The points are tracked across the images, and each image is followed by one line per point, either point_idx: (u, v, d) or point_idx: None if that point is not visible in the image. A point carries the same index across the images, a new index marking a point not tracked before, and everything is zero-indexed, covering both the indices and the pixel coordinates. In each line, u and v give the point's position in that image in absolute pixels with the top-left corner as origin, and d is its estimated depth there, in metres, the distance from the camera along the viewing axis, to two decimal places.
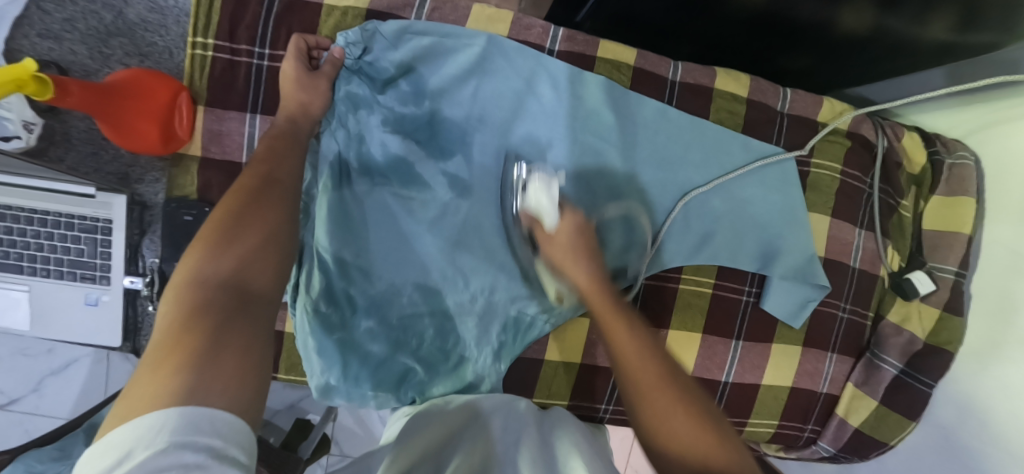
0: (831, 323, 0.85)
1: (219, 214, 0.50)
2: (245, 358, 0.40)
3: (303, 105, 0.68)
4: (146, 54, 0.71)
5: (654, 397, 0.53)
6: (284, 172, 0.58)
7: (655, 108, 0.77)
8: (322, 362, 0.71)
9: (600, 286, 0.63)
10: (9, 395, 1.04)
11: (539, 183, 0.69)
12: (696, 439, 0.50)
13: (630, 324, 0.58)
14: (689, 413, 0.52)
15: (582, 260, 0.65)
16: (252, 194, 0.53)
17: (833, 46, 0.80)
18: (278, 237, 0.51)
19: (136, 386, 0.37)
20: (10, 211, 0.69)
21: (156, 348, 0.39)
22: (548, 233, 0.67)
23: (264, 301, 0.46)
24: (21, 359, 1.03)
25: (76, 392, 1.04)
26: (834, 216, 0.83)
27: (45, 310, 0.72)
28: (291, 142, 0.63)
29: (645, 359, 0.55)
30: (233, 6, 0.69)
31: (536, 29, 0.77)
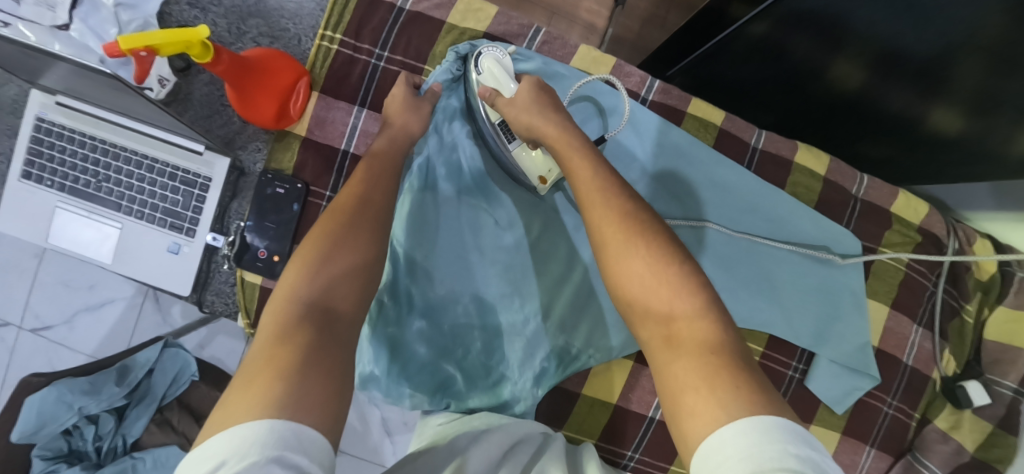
0: (873, 416, 0.83)
1: (314, 237, 0.56)
2: (327, 379, 0.46)
3: (405, 124, 0.70)
4: (277, 38, 0.77)
5: (631, 269, 0.51)
6: (380, 193, 0.62)
7: (735, 171, 0.79)
8: (371, 352, 0.75)
9: (570, 132, 0.63)
10: (44, 322, 1.09)
11: (492, 60, 0.70)
12: (664, 301, 0.50)
13: (603, 179, 0.57)
14: (664, 274, 0.51)
15: (550, 111, 0.65)
16: (346, 218, 0.58)
17: (919, 143, 0.79)
18: (363, 262, 0.56)
19: (235, 393, 0.44)
20: (122, 153, 0.74)
21: (256, 363, 0.46)
22: (509, 98, 0.67)
23: (348, 323, 0.52)
24: (65, 289, 1.09)
25: (105, 330, 1.10)
26: (892, 307, 0.83)
27: (127, 249, 0.76)
28: (385, 162, 0.65)
29: (604, 191, 0.56)
30: (364, 10, 0.75)
31: (635, 78, 0.80)
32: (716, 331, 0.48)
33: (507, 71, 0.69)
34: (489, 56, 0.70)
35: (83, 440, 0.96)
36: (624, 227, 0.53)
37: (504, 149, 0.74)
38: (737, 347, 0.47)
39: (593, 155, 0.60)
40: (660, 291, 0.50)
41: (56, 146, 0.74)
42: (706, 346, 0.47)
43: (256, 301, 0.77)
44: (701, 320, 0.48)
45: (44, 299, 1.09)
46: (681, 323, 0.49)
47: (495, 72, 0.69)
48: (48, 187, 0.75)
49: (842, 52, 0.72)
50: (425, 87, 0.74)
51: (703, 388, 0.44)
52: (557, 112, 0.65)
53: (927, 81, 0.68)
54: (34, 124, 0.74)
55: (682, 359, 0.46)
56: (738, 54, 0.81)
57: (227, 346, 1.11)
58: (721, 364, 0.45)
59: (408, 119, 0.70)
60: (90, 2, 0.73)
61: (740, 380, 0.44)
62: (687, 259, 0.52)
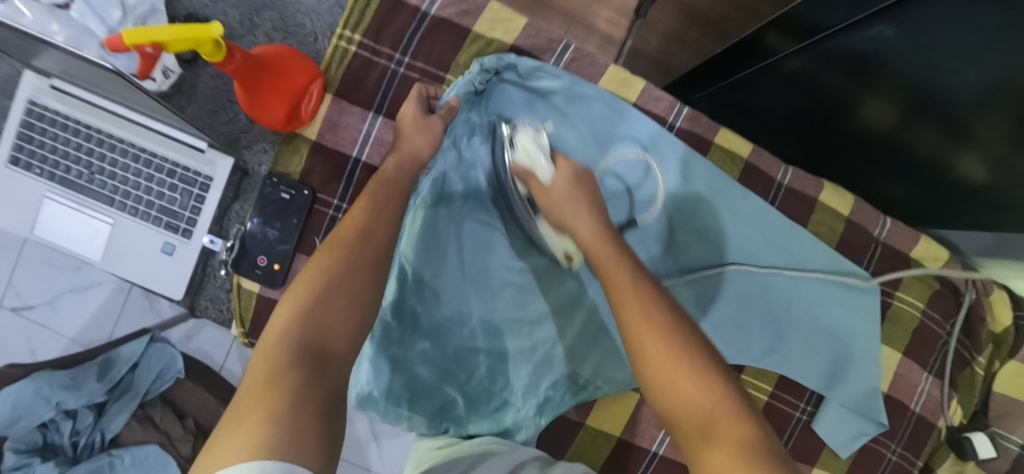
0: (876, 462, 0.82)
1: (314, 268, 0.53)
2: (320, 427, 0.43)
3: (413, 147, 0.66)
4: (292, 33, 0.73)
5: (676, 375, 0.48)
6: (382, 225, 0.59)
7: (759, 206, 0.76)
8: (370, 372, 0.71)
9: (605, 239, 0.59)
10: (25, 300, 1.03)
11: (529, 138, 0.66)
12: (701, 402, 0.47)
13: (642, 290, 0.54)
14: (704, 385, 0.48)
15: (583, 208, 0.62)
16: (345, 251, 0.55)
17: (946, 190, 0.77)
18: (363, 294, 0.53)
19: (220, 437, 0.40)
20: (119, 145, 0.70)
21: (241, 407, 0.43)
22: (544, 185, 0.64)
23: (341, 364, 0.49)
24: (49, 269, 1.03)
25: (88, 314, 1.04)
26: (904, 354, 0.82)
27: (119, 247, 0.71)
28: (389, 184, 0.62)
29: (644, 297, 0.53)
30: (387, 11, 0.71)
31: (664, 102, 0.76)
32: (760, 437, 0.45)
33: (542, 146, 0.66)
34: (525, 133, 0.67)
35: (59, 434, 0.92)
36: (659, 331, 0.50)
37: (529, 220, 0.71)
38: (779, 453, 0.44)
39: (632, 263, 0.57)
40: (689, 384, 0.48)
41: (47, 132, 0.70)
42: (746, 448, 0.43)
43: (252, 309, 0.73)
44: (745, 428, 0.45)
45: (27, 277, 1.03)
46: (721, 429, 0.46)
47: (531, 152, 0.65)
48: (36, 175, 0.70)
49: (874, 92, 0.70)
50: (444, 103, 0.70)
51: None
52: (593, 205, 0.63)
53: (955, 130, 0.66)
54: (26, 107, 0.69)
55: (719, 455, 0.44)
56: (769, 87, 0.79)
57: (215, 338, 1.02)
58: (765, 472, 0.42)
59: (417, 140, 0.66)
60: None
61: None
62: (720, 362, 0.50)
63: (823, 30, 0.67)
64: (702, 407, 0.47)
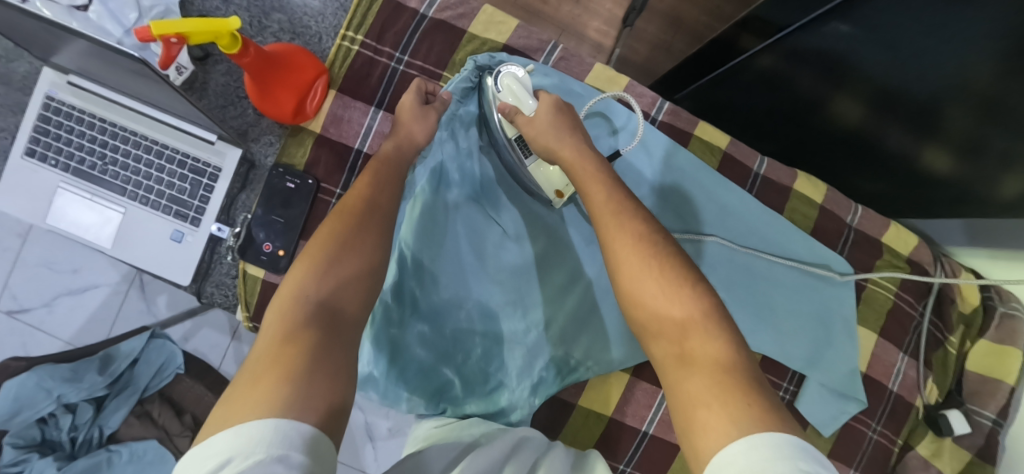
0: (858, 441, 0.85)
1: (321, 238, 0.56)
2: (333, 381, 0.46)
3: (410, 133, 0.69)
4: (299, 34, 0.78)
5: (645, 285, 0.53)
6: (386, 198, 0.62)
7: (739, 194, 0.81)
8: (371, 353, 0.75)
9: (587, 156, 0.63)
10: (21, 304, 1.06)
11: (511, 79, 0.70)
12: (674, 312, 0.51)
13: (615, 190, 0.59)
14: (677, 291, 0.52)
15: (565, 133, 0.65)
16: (354, 221, 0.58)
17: (914, 182, 0.81)
18: (370, 264, 0.57)
19: (240, 389, 0.44)
20: (133, 137, 0.74)
21: (260, 362, 0.46)
22: (527, 116, 0.68)
23: (351, 325, 0.52)
24: (46, 272, 1.06)
25: (85, 316, 1.07)
26: (880, 335, 0.86)
27: (129, 234, 0.74)
28: (390, 164, 0.65)
29: (608, 190, 0.59)
30: (388, 13, 0.77)
31: (646, 98, 0.81)
32: (729, 351, 0.49)
33: (525, 88, 0.70)
34: (507, 74, 0.71)
35: (58, 430, 0.92)
36: (631, 233, 0.55)
37: (522, 165, 0.76)
38: (751, 368, 0.49)
39: (610, 178, 0.61)
40: (666, 301, 0.52)
41: (64, 125, 0.73)
42: (721, 366, 0.48)
43: (257, 295, 0.76)
44: (714, 340, 0.49)
45: (23, 280, 1.05)
46: (694, 342, 0.50)
47: (515, 95, 0.70)
48: (51, 167, 0.74)
49: (844, 89, 0.76)
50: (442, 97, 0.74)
51: (715, 404, 0.45)
52: (575, 133, 0.66)
53: (921, 123, 0.72)
54: (43, 102, 0.73)
55: (694, 378, 0.48)
56: (746, 85, 0.84)
57: (211, 340, 1.08)
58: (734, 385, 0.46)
59: (414, 128, 0.70)
60: None
61: (750, 397, 0.45)
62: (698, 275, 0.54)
63: (790, 27, 0.74)
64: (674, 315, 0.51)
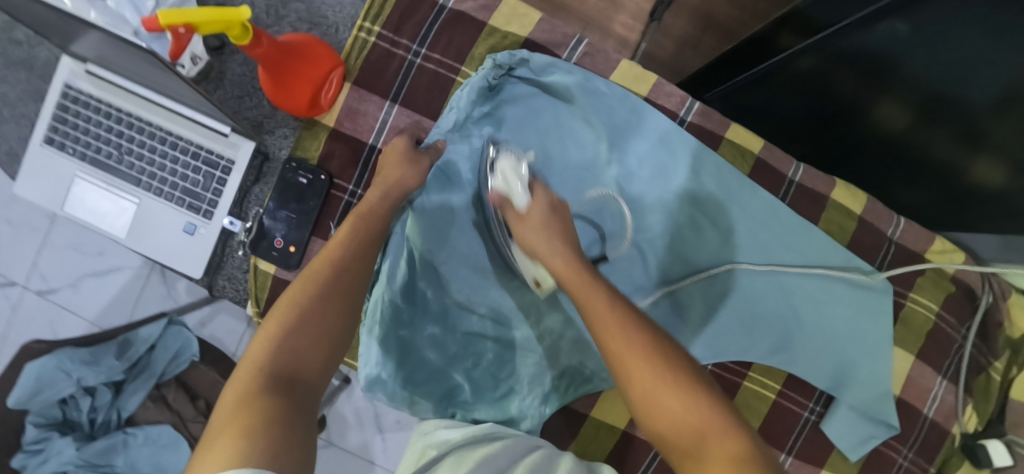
0: (887, 467, 0.81)
1: (285, 305, 0.53)
2: (291, 442, 0.43)
3: (400, 178, 0.67)
4: (316, 24, 0.76)
5: (659, 395, 0.48)
6: (358, 253, 0.59)
7: (771, 203, 0.76)
8: (379, 355, 0.72)
9: (576, 265, 0.58)
10: (49, 284, 1.09)
11: (510, 163, 0.66)
12: (688, 417, 0.47)
13: (625, 314, 0.52)
14: (670, 382, 0.48)
15: (557, 236, 0.60)
16: (320, 280, 0.56)
17: (960, 195, 0.76)
18: (336, 325, 0.54)
19: (195, 463, 0.41)
20: (148, 128, 0.73)
21: (213, 434, 0.43)
22: (520, 211, 0.63)
23: (313, 390, 0.50)
24: (74, 253, 1.08)
25: (108, 298, 1.09)
26: (918, 357, 0.80)
27: (143, 225, 0.74)
28: (372, 217, 0.63)
29: (620, 319, 0.52)
30: (406, 4, 0.74)
31: (675, 97, 0.76)
32: (747, 446, 0.44)
33: (520, 170, 0.66)
34: (507, 158, 0.67)
35: (78, 411, 0.94)
36: (629, 335, 0.50)
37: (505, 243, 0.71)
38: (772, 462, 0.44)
39: (597, 278, 0.56)
40: (667, 393, 0.48)
41: (81, 114, 0.73)
42: (737, 460, 0.43)
43: (267, 290, 0.76)
44: (731, 438, 0.45)
45: (52, 261, 1.08)
46: (712, 446, 0.45)
47: (509, 179, 0.65)
48: (69, 155, 0.74)
49: (887, 94, 0.70)
50: (428, 143, 0.72)
51: None
52: (564, 235, 0.61)
53: (971, 134, 0.67)
54: (61, 91, 0.72)
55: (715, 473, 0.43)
56: (783, 87, 0.78)
57: (228, 326, 1.07)
58: None
59: (404, 174, 0.67)
60: None
61: None
62: (699, 373, 0.50)
63: (835, 28, 0.67)
64: (688, 421, 0.46)
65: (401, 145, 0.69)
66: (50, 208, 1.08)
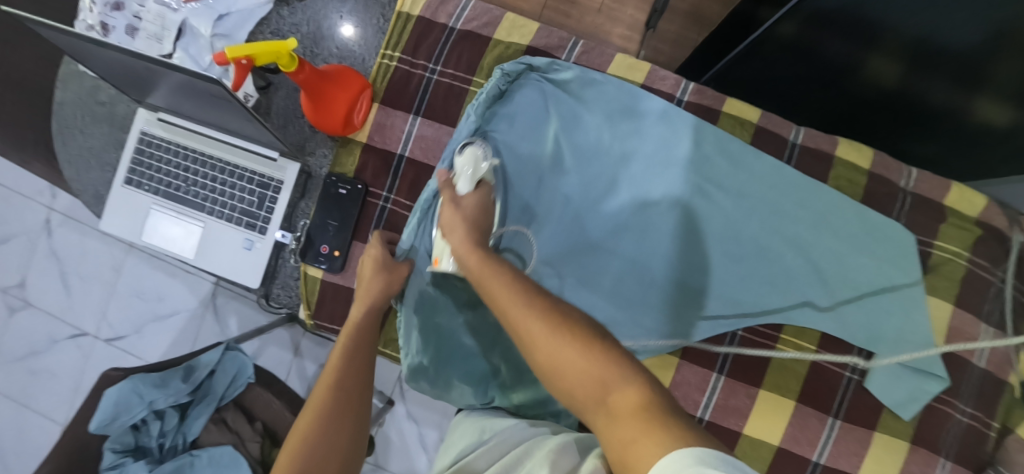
0: (944, 423, 0.79)
1: (298, 434, 0.62)
2: None
3: (374, 288, 0.74)
4: (346, 57, 0.88)
5: (562, 356, 0.52)
6: (358, 378, 0.67)
7: (775, 166, 0.80)
8: (419, 343, 0.79)
9: (478, 250, 0.65)
10: (116, 331, 1.26)
11: (472, 155, 0.74)
12: (589, 371, 0.51)
13: (524, 296, 0.57)
14: (563, 339, 0.53)
15: (463, 228, 0.68)
16: (329, 406, 0.64)
17: (970, 138, 0.78)
18: (343, 446, 0.63)
19: None
20: (210, 161, 0.84)
21: None
22: (455, 195, 0.72)
23: None
24: (137, 301, 1.26)
25: (168, 339, 1.25)
26: (956, 305, 0.79)
27: (208, 245, 0.84)
28: (363, 341, 0.70)
29: (518, 290, 0.58)
30: (420, 30, 0.84)
31: (670, 80, 0.83)
32: (647, 392, 0.49)
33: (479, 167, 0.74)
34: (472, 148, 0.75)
35: (149, 436, 1.01)
36: (524, 303, 0.56)
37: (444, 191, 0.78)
38: (669, 402, 0.48)
39: (509, 266, 0.62)
40: (550, 342, 0.53)
41: (154, 155, 0.85)
42: (640, 409, 0.47)
43: (317, 293, 0.84)
44: (632, 386, 0.49)
45: (118, 310, 1.27)
46: (616, 392, 0.49)
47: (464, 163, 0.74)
48: (145, 191, 0.86)
49: (879, 49, 0.72)
50: (402, 251, 0.79)
51: (641, 438, 0.45)
52: (478, 227, 0.70)
53: (968, 77, 0.69)
54: (139, 137, 0.86)
55: (622, 425, 0.47)
56: (770, 55, 0.81)
57: (276, 357, 1.23)
58: (654, 420, 0.45)
59: (377, 283, 0.75)
60: (190, 33, 0.86)
61: (670, 427, 0.45)
62: (610, 340, 0.53)
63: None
64: (586, 372, 0.51)
65: (377, 256, 0.77)
66: (116, 262, 1.27)
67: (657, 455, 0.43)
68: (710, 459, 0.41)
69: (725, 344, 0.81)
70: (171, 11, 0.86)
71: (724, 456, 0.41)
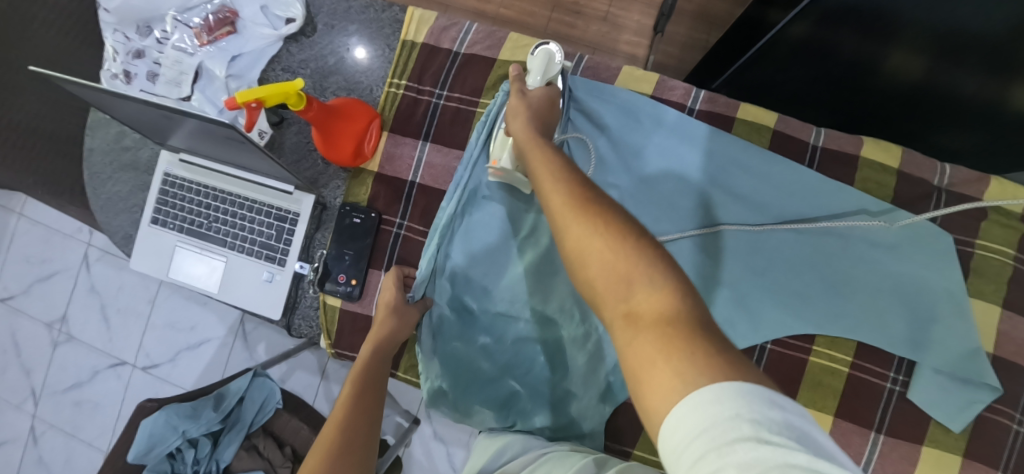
0: (1001, 436, 0.73)
1: None
2: None
3: (390, 332, 0.74)
4: (353, 89, 0.89)
5: (589, 252, 0.49)
6: (358, 432, 0.65)
7: (793, 169, 0.76)
8: (438, 368, 0.80)
9: (536, 138, 0.63)
10: (153, 360, 1.31)
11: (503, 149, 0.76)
12: (622, 268, 0.47)
13: (560, 174, 0.55)
14: (592, 233, 0.49)
15: (522, 116, 0.67)
16: (326, 464, 0.61)
17: (1017, 131, 0.71)
18: None
19: None
20: (230, 198, 0.86)
21: None
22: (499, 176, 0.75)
23: None
24: (172, 331, 1.31)
25: (202, 366, 1.29)
26: (1004, 308, 0.74)
27: (231, 280, 0.86)
28: (368, 387, 0.69)
29: (556, 176, 0.55)
30: (425, 57, 0.85)
31: (679, 90, 0.81)
32: (674, 300, 0.44)
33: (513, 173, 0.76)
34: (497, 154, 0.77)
35: (184, 463, 1.03)
36: (565, 200, 0.52)
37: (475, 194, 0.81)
38: (702, 314, 0.44)
39: (560, 164, 0.57)
40: (580, 227, 0.50)
41: (177, 195, 0.88)
42: (664, 319, 0.43)
43: (336, 323, 0.85)
44: (659, 292, 0.45)
45: (154, 341, 1.31)
46: (641, 295, 0.45)
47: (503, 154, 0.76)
48: (170, 229, 0.89)
49: (898, 42, 0.68)
50: (416, 295, 0.79)
51: (658, 360, 0.41)
52: (541, 124, 0.68)
53: (998, 63, 0.64)
54: (162, 178, 0.88)
55: (641, 338, 0.43)
56: (783, 56, 0.78)
57: (305, 381, 1.25)
58: (676, 334, 0.42)
59: (392, 327, 0.74)
60: (206, 75, 0.90)
61: (693, 346, 0.41)
62: (647, 238, 0.48)
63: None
64: (615, 268, 0.47)
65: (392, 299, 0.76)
66: (151, 294, 1.32)
67: (674, 395, 0.39)
68: (731, 399, 0.37)
69: (754, 357, 0.77)
70: (188, 55, 0.90)
71: (752, 393, 0.37)
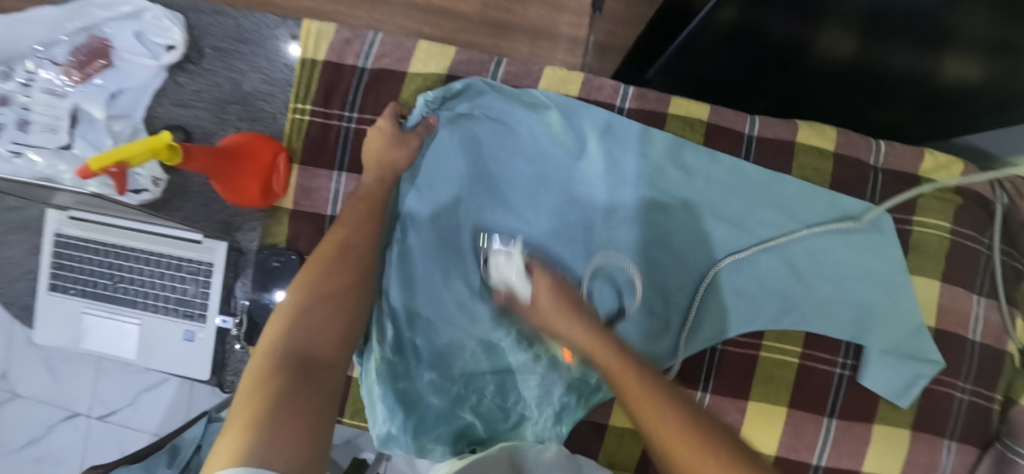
0: (945, 406, 0.74)
1: (297, 287, 0.59)
2: (304, 422, 0.47)
3: (393, 161, 0.72)
4: (256, 119, 0.81)
5: (657, 429, 0.50)
6: (360, 236, 0.65)
7: (731, 164, 0.74)
8: (384, 411, 0.73)
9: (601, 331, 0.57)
10: (109, 407, 1.07)
11: (504, 259, 0.69)
12: (685, 438, 0.49)
13: (631, 370, 0.54)
14: (657, 408, 0.51)
15: (570, 318, 0.59)
16: (326, 266, 0.61)
17: (939, 99, 0.70)
18: (343, 308, 0.59)
19: (222, 442, 0.45)
20: (133, 253, 0.77)
21: (240, 407, 0.48)
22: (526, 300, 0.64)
23: (328, 368, 0.54)
24: (125, 374, 1.07)
25: (163, 409, 1.06)
26: (944, 281, 0.74)
27: (150, 342, 0.79)
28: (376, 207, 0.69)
29: (614, 356, 0.55)
30: (329, 75, 0.78)
31: (607, 89, 0.77)
32: None
33: (516, 267, 0.68)
34: (500, 255, 0.70)
35: None
36: (641, 384, 0.52)
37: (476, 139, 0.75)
38: None
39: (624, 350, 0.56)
40: (646, 402, 0.51)
41: (75, 257, 0.79)
42: None
43: None
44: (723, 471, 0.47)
45: (109, 385, 1.07)
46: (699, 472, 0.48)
47: (511, 276, 0.67)
48: (72, 294, 0.80)
49: (835, 24, 0.61)
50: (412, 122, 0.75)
51: None
52: (580, 310, 0.60)
53: (933, 36, 0.60)
54: (54, 239, 0.79)
55: None
56: (709, 47, 0.69)
57: None
58: None
59: (395, 156, 0.72)
60: (86, 119, 0.79)
61: None
62: (714, 422, 0.51)
63: None
64: (675, 433, 0.49)
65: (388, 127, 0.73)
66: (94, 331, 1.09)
67: None
68: None
69: (706, 360, 0.76)
70: (60, 97, 0.79)
71: None
